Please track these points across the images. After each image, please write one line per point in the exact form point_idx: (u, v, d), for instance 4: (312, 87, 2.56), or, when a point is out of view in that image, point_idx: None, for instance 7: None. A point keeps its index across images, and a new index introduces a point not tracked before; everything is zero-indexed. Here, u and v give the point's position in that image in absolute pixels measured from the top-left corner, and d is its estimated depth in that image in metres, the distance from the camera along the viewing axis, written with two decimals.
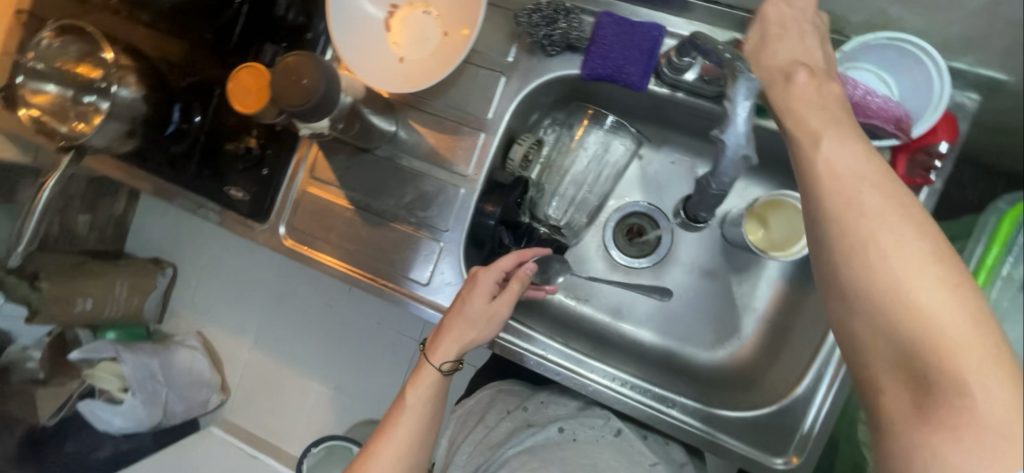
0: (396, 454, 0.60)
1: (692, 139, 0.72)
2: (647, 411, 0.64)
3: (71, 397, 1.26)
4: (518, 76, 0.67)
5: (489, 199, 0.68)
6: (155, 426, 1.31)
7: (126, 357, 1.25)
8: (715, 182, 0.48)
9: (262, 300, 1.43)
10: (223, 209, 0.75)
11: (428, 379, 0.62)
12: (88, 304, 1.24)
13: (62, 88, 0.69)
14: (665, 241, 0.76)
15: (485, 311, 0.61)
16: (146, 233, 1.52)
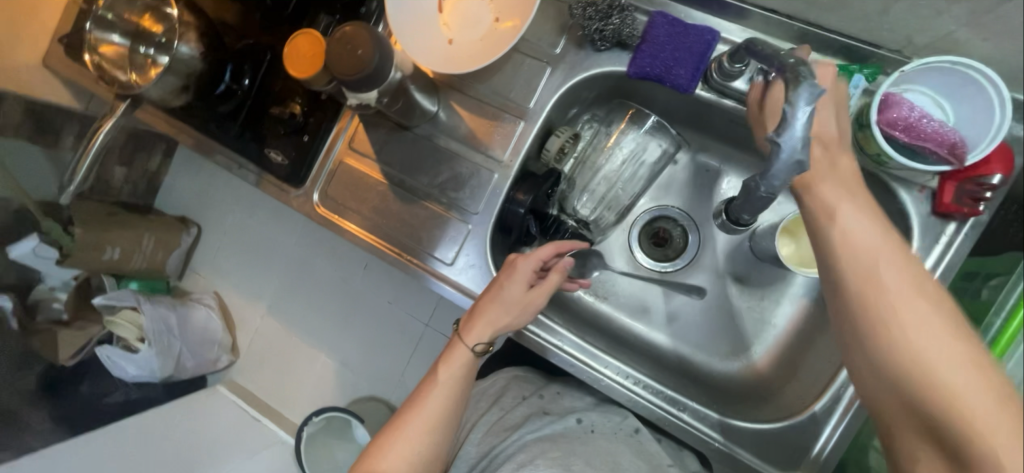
0: (425, 426, 0.61)
1: (731, 149, 0.71)
2: (659, 413, 0.64)
3: (90, 341, 1.28)
4: (565, 68, 0.67)
5: (522, 187, 0.69)
6: (166, 378, 1.35)
7: (146, 308, 1.31)
8: (764, 185, 0.43)
9: (280, 268, 1.48)
10: (260, 171, 0.77)
11: (461, 357, 0.64)
12: (119, 254, 1.21)
13: (127, 40, 0.73)
14: (691, 248, 0.76)
15: (522, 300, 0.62)
16: (177, 191, 1.60)
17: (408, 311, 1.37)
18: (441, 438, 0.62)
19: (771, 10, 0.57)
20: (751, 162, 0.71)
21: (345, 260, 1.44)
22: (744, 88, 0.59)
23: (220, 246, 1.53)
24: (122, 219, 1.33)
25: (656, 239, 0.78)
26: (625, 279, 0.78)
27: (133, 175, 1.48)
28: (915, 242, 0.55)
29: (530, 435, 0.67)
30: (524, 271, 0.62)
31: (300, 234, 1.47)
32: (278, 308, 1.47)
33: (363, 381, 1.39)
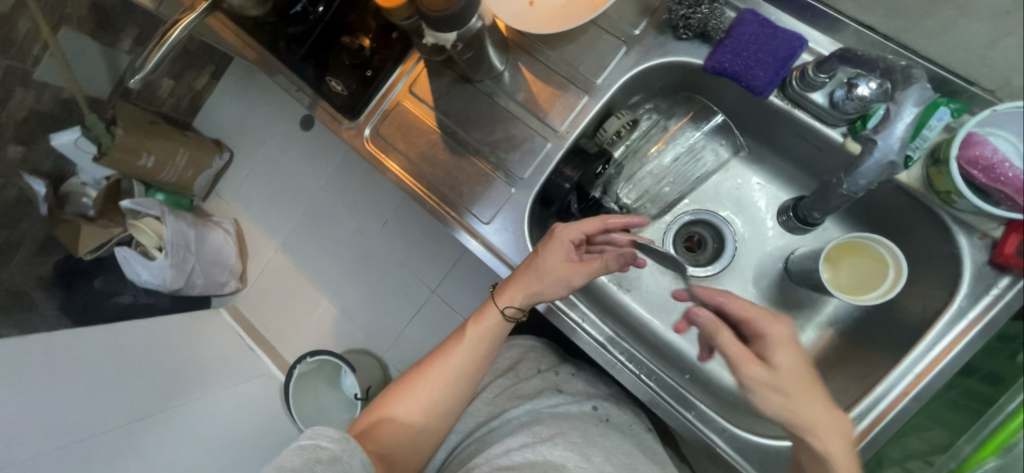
0: (444, 379, 0.69)
1: (788, 166, 0.70)
2: (665, 406, 0.65)
3: (110, 241, 1.37)
4: (640, 51, 0.66)
5: (571, 162, 0.69)
6: (173, 290, 1.40)
7: (169, 220, 1.35)
8: (850, 182, 0.53)
9: (301, 208, 1.55)
10: (318, 98, 0.78)
11: (489, 321, 0.70)
12: (150, 161, 1.37)
13: None
14: (727, 257, 0.74)
15: (557, 271, 0.63)
16: (216, 115, 1.65)
17: (417, 275, 1.44)
18: (457, 394, 0.69)
19: (868, 26, 0.55)
20: (804, 182, 0.70)
21: (366, 214, 1.50)
22: (820, 101, 0.57)
23: (250, 173, 1.61)
24: (165, 132, 1.40)
25: (687, 243, 0.77)
26: (651, 275, 0.78)
27: (180, 90, 1.52)
28: (962, 290, 0.54)
29: (545, 408, 0.72)
30: (563, 239, 0.63)
31: (329, 178, 1.54)
32: (292, 243, 1.55)
33: (363, 333, 1.45)
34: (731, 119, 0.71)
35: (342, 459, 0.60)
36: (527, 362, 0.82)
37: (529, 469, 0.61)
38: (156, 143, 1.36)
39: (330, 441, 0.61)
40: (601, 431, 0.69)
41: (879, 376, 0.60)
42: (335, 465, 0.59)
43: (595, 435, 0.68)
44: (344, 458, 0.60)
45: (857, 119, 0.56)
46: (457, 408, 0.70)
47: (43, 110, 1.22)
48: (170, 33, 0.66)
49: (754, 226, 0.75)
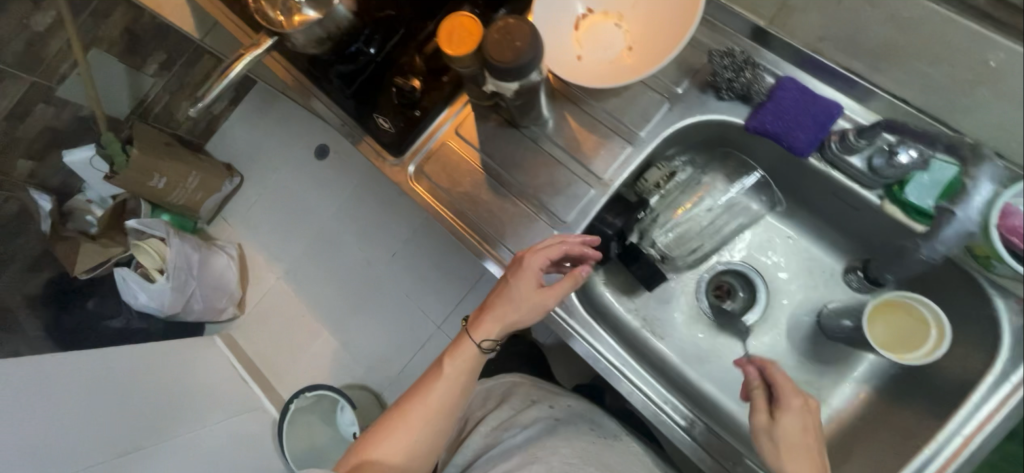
0: (424, 415, 0.67)
1: (821, 221, 0.72)
2: (704, 455, 0.65)
3: (109, 260, 1.36)
4: (680, 108, 0.70)
5: (613, 209, 0.71)
6: (170, 315, 1.37)
7: (174, 241, 1.35)
8: (930, 247, 0.57)
9: (309, 236, 1.54)
10: (366, 135, 0.80)
11: (468, 353, 0.67)
12: (161, 183, 1.38)
13: None
14: (757, 306, 0.76)
15: (531, 299, 0.64)
16: (230, 140, 1.66)
17: (423, 309, 1.42)
18: (439, 427, 0.67)
19: (902, 99, 0.59)
20: (835, 237, 0.72)
21: (374, 245, 1.49)
22: (858, 165, 0.60)
23: (258, 198, 1.61)
24: (178, 153, 1.43)
25: (715, 292, 0.79)
26: (683, 322, 0.79)
27: (198, 114, 1.55)
28: (1001, 354, 0.55)
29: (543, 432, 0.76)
30: (532, 267, 0.64)
31: (339, 206, 1.54)
32: (296, 271, 1.53)
33: (362, 368, 1.41)
34: (769, 175, 0.73)
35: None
36: (524, 388, 0.86)
37: None
38: (169, 165, 1.38)
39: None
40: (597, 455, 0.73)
41: (915, 436, 0.59)
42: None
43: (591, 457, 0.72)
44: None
45: (895, 183, 0.59)
46: (440, 442, 0.68)
47: (60, 126, 1.28)
48: (233, 66, 0.69)
49: (785, 278, 0.77)
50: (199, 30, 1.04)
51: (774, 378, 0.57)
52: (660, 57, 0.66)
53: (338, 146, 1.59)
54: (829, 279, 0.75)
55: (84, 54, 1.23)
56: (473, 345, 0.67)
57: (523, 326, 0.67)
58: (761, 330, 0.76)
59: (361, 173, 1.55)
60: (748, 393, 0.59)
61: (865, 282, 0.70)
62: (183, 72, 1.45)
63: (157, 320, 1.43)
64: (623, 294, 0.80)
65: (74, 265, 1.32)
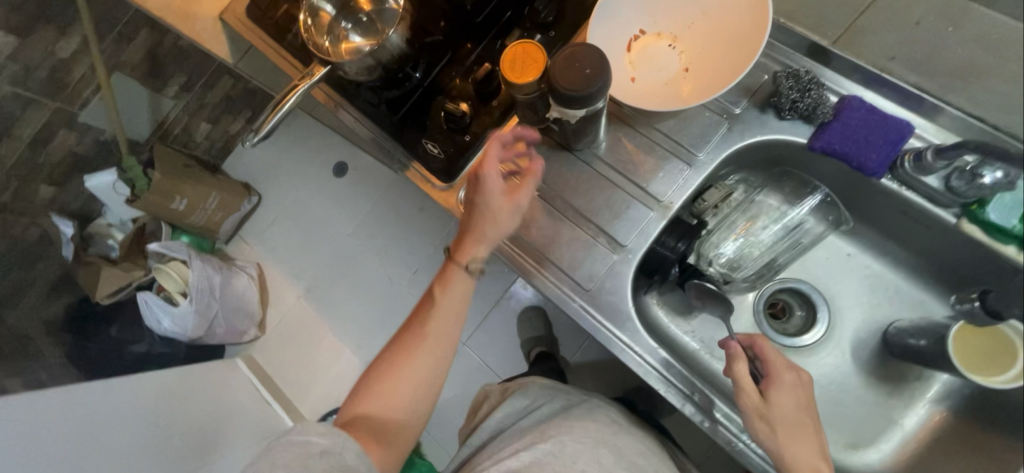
0: (423, 355, 0.63)
1: (885, 239, 0.71)
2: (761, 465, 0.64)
3: (129, 284, 1.35)
4: (738, 128, 0.69)
5: (674, 233, 0.70)
6: (193, 338, 1.38)
7: (195, 263, 1.35)
8: None
9: (330, 254, 1.53)
10: (413, 160, 0.79)
11: (460, 281, 0.64)
12: (182, 204, 1.37)
13: (338, 14, 0.78)
14: (820, 325, 0.75)
15: (501, 206, 0.62)
16: (246, 159, 1.64)
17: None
18: (436, 357, 0.64)
19: (976, 116, 0.57)
20: (899, 254, 0.70)
21: (396, 262, 1.48)
22: (935, 184, 0.59)
23: (276, 217, 1.60)
24: (196, 175, 1.41)
25: (771, 310, 0.78)
26: None
27: (215, 134, 1.53)
28: None
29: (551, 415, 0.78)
30: (491, 170, 0.60)
31: (358, 226, 1.53)
32: (316, 291, 1.51)
33: None
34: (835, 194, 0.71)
35: (334, 453, 0.57)
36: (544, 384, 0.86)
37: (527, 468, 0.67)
38: (189, 186, 1.37)
39: (319, 435, 0.57)
40: (610, 438, 0.73)
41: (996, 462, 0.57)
42: (327, 459, 0.56)
43: (599, 436, 0.72)
44: (335, 453, 0.57)
45: (973, 203, 0.57)
46: (441, 371, 0.65)
47: (82, 151, 1.27)
48: (288, 97, 0.68)
49: (846, 297, 0.75)
50: (234, 54, 1.02)
51: (761, 350, 0.62)
52: (713, 87, 0.66)
53: (357, 163, 1.58)
54: (893, 298, 0.73)
55: (109, 78, 1.22)
56: (463, 271, 0.63)
57: (507, 235, 0.65)
58: (823, 350, 0.75)
59: (380, 192, 1.54)
60: (733, 371, 0.61)
61: (982, 315, 0.57)
62: (203, 91, 1.40)
63: (180, 343, 1.42)
64: (679, 315, 0.79)
65: (96, 290, 1.31)
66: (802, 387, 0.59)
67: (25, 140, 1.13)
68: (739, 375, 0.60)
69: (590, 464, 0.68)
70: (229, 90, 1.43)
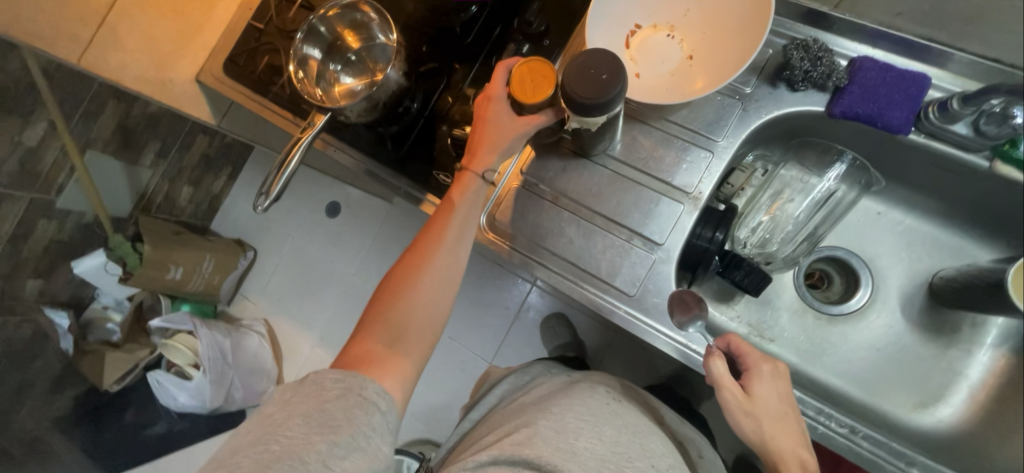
0: (440, 262, 0.60)
1: (916, 193, 0.70)
2: (840, 441, 0.60)
3: (135, 366, 1.32)
4: (752, 106, 0.67)
5: (708, 224, 0.68)
6: (213, 409, 1.33)
7: (201, 333, 1.29)
8: None
9: (338, 296, 1.43)
10: (426, 192, 0.76)
11: (473, 188, 0.63)
12: (178, 273, 1.31)
13: (325, 57, 0.75)
14: (864, 288, 0.74)
15: (511, 129, 0.61)
16: (234, 215, 1.58)
17: (470, 349, 1.31)
18: (445, 276, 0.60)
19: (991, 58, 0.59)
20: (933, 206, 0.70)
21: None
22: (963, 131, 0.58)
23: (276, 267, 1.51)
24: (186, 240, 1.36)
25: (810, 281, 0.78)
26: (788, 320, 0.76)
27: (198, 196, 1.48)
28: None
29: (545, 397, 0.71)
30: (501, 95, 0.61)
31: (361, 263, 1.44)
32: (329, 338, 1.43)
33: (418, 424, 1.31)
34: (867, 158, 0.69)
35: (351, 393, 0.51)
36: (542, 379, 0.82)
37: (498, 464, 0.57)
38: (183, 254, 1.31)
39: (333, 379, 0.52)
40: (613, 409, 0.66)
41: None
42: (345, 401, 0.51)
43: (600, 411, 0.64)
44: (351, 393, 0.51)
45: (1003, 143, 0.58)
46: (451, 292, 0.61)
47: (65, 238, 1.19)
48: (292, 152, 0.66)
49: (887, 257, 0.75)
50: (215, 115, 0.99)
51: (739, 345, 0.60)
52: (726, 73, 0.64)
53: (348, 201, 1.46)
54: (933, 248, 0.73)
55: (82, 157, 1.13)
56: (478, 181, 0.62)
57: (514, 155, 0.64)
58: (872, 313, 0.74)
59: (379, 223, 1.43)
60: (715, 373, 0.57)
61: None
62: (180, 155, 1.34)
63: (201, 419, 1.37)
64: (722, 303, 0.77)
65: (102, 377, 1.28)
66: (779, 378, 0.58)
67: (5, 236, 1.04)
68: (722, 376, 0.57)
69: (591, 440, 0.59)
70: (206, 148, 1.39)
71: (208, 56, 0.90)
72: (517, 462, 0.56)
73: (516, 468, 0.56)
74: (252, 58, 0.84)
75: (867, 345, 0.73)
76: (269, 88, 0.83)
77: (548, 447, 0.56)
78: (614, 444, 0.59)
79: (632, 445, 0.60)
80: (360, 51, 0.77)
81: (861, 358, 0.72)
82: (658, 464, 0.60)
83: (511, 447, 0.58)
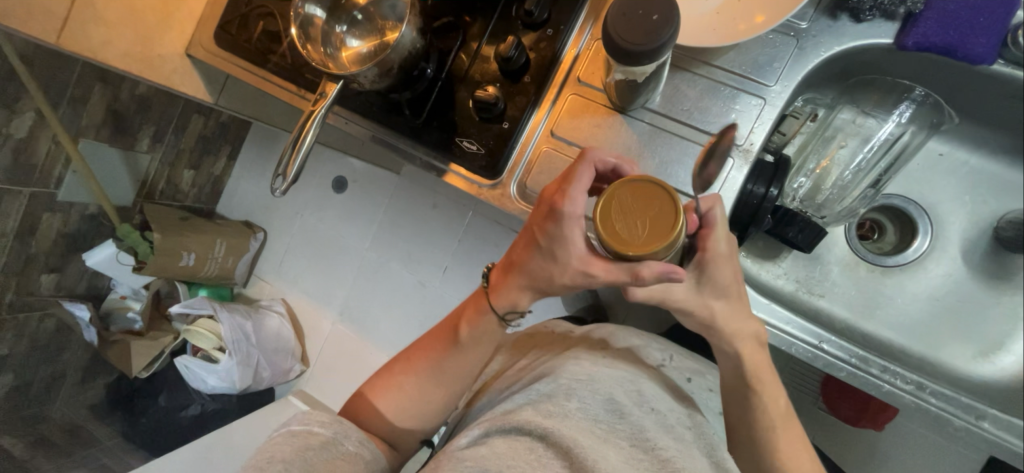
0: (442, 381, 0.66)
1: (986, 130, 0.64)
2: (902, 398, 0.59)
3: (162, 352, 1.31)
4: (810, 43, 0.60)
5: (761, 177, 0.63)
6: (243, 390, 1.33)
7: (222, 316, 1.30)
8: None
9: (353, 272, 1.35)
10: (450, 162, 0.71)
11: (486, 320, 0.63)
12: (191, 259, 1.29)
13: (328, 16, 0.68)
14: (922, 236, 0.70)
15: (574, 267, 0.51)
16: (239, 195, 1.49)
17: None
18: (451, 387, 0.66)
19: None
20: (1005, 142, 0.65)
21: (423, 262, 1.28)
22: None
23: (288, 246, 1.45)
24: (194, 225, 1.32)
25: (861, 232, 0.74)
26: (838, 274, 0.72)
27: (200, 179, 1.40)
28: None
29: (536, 362, 0.67)
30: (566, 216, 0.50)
31: (374, 237, 1.33)
32: (349, 314, 1.36)
33: None
34: (938, 96, 0.64)
35: (336, 442, 0.57)
36: (538, 335, 0.75)
37: (502, 434, 0.53)
38: (193, 239, 1.28)
39: (322, 425, 0.58)
40: (605, 368, 0.60)
41: None
42: (330, 450, 0.55)
43: (591, 365, 0.60)
44: (337, 442, 0.57)
45: None
46: (450, 400, 0.68)
47: (72, 231, 1.16)
48: (306, 128, 0.62)
49: (948, 204, 0.70)
50: (212, 92, 0.92)
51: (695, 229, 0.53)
52: (786, 5, 0.56)
53: (356, 172, 1.36)
54: (997, 188, 0.68)
55: (76, 146, 1.07)
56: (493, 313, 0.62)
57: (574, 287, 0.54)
58: (929, 262, 0.70)
59: (389, 195, 1.31)
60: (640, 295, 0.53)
61: None
62: (176, 138, 1.27)
63: (231, 397, 1.36)
64: (769, 259, 0.73)
65: (130, 365, 1.28)
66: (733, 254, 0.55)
67: (11, 233, 1.03)
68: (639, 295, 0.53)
69: (585, 400, 0.55)
70: (202, 128, 1.31)
71: (198, 26, 0.82)
72: (509, 430, 0.53)
73: (511, 435, 0.52)
74: (244, 23, 0.77)
75: (923, 298, 0.70)
76: (267, 57, 0.75)
77: (538, 411, 0.53)
78: (608, 402, 0.55)
79: (624, 395, 0.56)
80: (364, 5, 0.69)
81: (916, 312, 0.69)
82: (658, 406, 0.57)
83: (501, 417, 0.55)
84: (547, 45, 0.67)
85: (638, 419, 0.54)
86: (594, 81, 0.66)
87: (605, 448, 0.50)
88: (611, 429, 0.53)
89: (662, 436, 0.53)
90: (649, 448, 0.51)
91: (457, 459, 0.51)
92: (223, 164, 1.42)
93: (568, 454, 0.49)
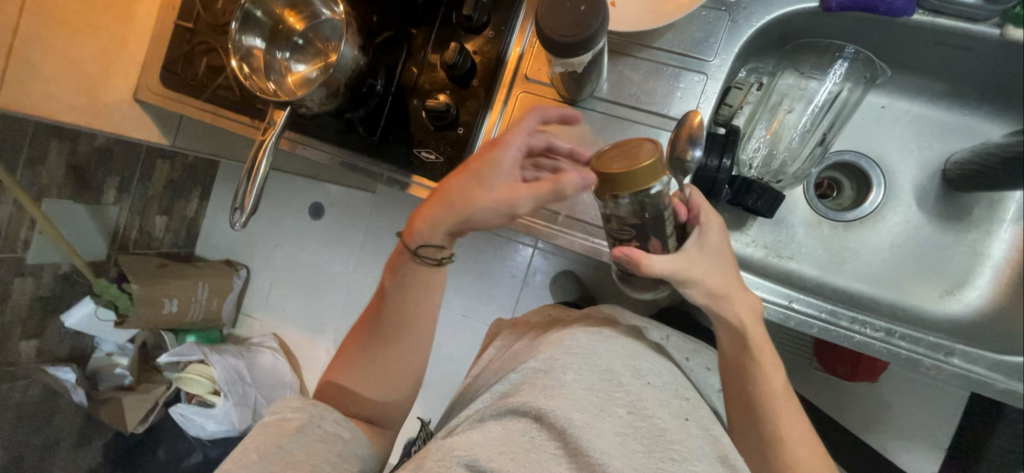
0: (398, 327, 0.59)
1: (921, 76, 0.67)
2: (875, 345, 0.61)
3: (156, 404, 1.30)
4: (742, 16, 0.62)
5: (714, 150, 0.64)
6: (243, 430, 1.33)
7: (214, 358, 1.29)
8: None
9: (342, 296, 1.34)
10: (412, 175, 0.71)
11: (404, 264, 0.57)
12: (174, 305, 1.27)
13: (270, 45, 0.69)
14: (877, 187, 0.72)
15: (494, 200, 0.49)
16: (216, 236, 1.47)
17: (484, 321, 1.21)
18: (424, 336, 0.61)
19: None
20: (939, 88, 0.67)
21: None
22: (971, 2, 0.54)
23: (273, 279, 1.42)
24: (174, 271, 1.29)
25: (820, 191, 0.77)
26: (804, 233, 0.74)
27: (173, 224, 1.38)
28: None
29: (531, 342, 0.65)
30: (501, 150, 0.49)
31: (359, 260, 1.33)
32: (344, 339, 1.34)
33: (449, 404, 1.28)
34: (869, 51, 0.66)
35: (314, 426, 0.53)
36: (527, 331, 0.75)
37: (497, 421, 0.50)
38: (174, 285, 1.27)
39: (294, 411, 0.54)
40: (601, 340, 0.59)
41: None
42: (306, 435, 0.52)
43: (590, 338, 0.56)
44: (313, 425, 0.53)
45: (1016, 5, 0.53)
46: (424, 353, 0.62)
47: (47, 293, 1.13)
48: (258, 157, 0.62)
49: (899, 154, 0.72)
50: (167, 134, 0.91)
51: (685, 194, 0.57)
52: None
53: (333, 198, 1.34)
54: (942, 132, 0.69)
55: (39, 206, 1.04)
56: (409, 258, 0.56)
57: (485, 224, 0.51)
58: (887, 211, 0.72)
59: (368, 215, 1.31)
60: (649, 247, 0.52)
61: None
62: (142, 186, 1.24)
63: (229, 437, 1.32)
64: (737, 229, 0.75)
65: (123, 421, 1.25)
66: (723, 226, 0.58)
67: None
68: (656, 272, 0.52)
69: (581, 372, 0.52)
70: (169, 172, 1.28)
71: (142, 71, 0.81)
72: (505, 413, 0.51)
73: (506, 417, 0.51)
74: (189, 62, 0.76)
75: (887, 245, 0.72)
76: (216, 92, 0.74)
77: (533, 389, 0.51)
78: (603, 372, 0.53)
79: (623, 369, 0.53)
80: (305, 30, 0.70)
81: (882, 261, 0.71)
82: (655, 380, 0.55)
83: (499, 400, 0.53)
84: (491, 47, 0.68)
85: (637, 389, 0.52)
86: (541, 77, 0.67)
87: (600, 420, 0.49)
88: (609, 394, 0.51)
89: (660, 410, 0.51)
90: (646, 415, 0.50)
91: (446, 449, 0.49)
92: (196, 205, 1.40)
93: (562, 435, 0.47)
